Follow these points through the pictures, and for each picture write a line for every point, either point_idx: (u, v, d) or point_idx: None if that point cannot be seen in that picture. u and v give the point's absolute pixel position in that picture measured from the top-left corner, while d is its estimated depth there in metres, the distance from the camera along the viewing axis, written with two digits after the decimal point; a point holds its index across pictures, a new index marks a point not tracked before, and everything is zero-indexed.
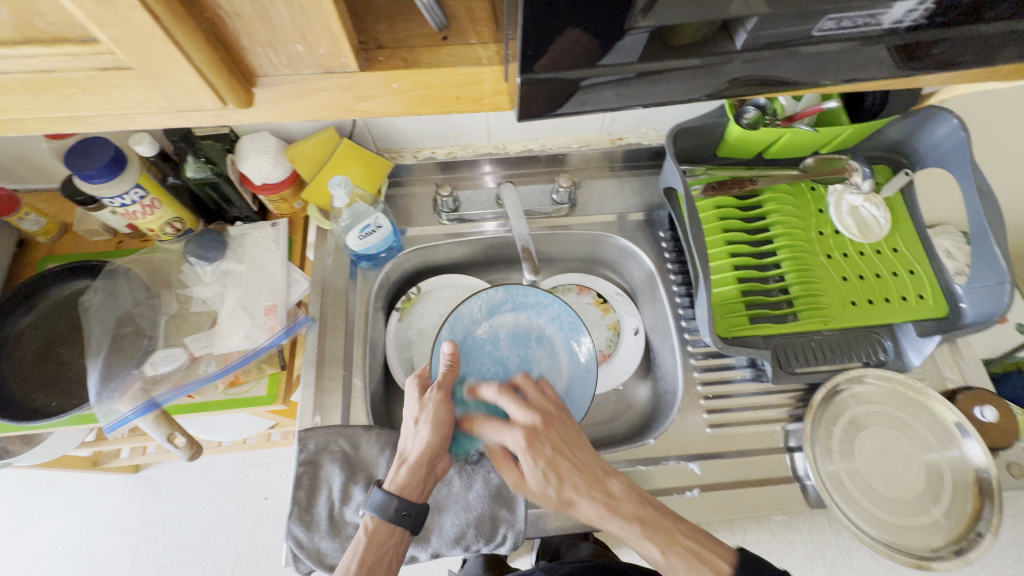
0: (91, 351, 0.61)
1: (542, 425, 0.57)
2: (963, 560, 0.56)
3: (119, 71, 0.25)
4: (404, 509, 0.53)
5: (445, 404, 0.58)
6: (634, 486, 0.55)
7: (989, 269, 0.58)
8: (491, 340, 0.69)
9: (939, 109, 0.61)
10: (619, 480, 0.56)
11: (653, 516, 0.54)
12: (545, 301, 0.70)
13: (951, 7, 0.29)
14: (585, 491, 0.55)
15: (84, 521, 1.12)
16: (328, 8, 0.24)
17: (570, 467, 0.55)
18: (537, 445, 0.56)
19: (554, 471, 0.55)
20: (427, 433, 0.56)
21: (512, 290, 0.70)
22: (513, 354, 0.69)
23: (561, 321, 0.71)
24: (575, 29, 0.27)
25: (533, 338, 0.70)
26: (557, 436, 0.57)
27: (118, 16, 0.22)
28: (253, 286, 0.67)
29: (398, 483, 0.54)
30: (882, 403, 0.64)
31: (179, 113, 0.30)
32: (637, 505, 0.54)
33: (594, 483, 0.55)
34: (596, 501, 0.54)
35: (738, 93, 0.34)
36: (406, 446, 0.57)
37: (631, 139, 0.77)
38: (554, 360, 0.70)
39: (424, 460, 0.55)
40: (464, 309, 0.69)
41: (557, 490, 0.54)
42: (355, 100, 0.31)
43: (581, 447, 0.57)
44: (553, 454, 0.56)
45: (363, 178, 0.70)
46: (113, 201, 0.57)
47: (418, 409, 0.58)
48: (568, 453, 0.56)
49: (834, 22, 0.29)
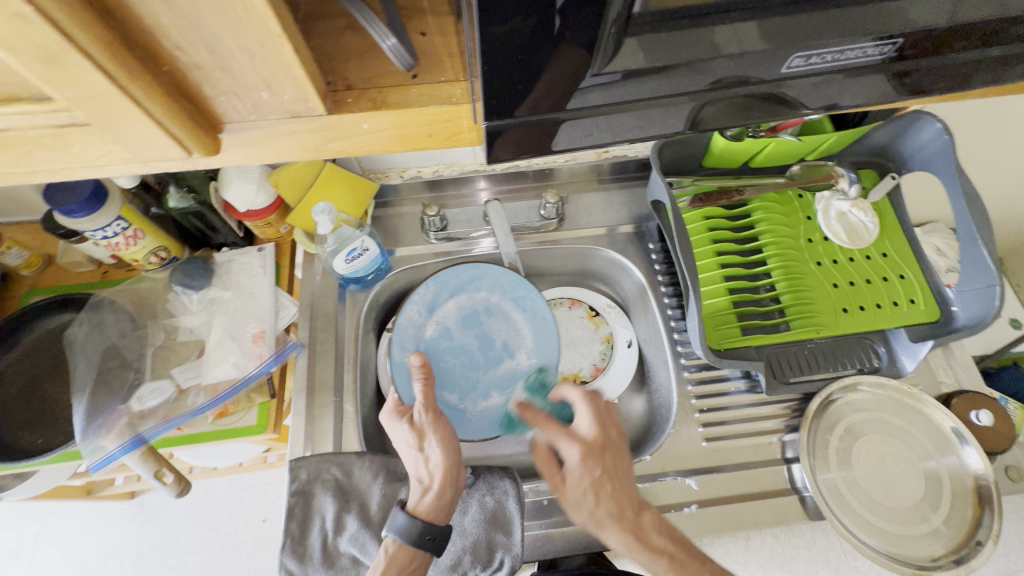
0: (76, 387, 0.60)
1: (605, 444, 0.55)
2: (963, 570, 0.55)
3: (77, 126, 0.25)
4: (428, 533, 0.52)
5: (441, 422, 0.57)
6: (664, 522, 0.54)
7: (979, 272, 0.57)
8: (444, 334, 0.68)
9: (922, 114, 0.61)
10: (652, 513, 0.54)
11: (679, 553, 0.52)
12: (477, 273, 0.70)
13: (922, 37, 0.29)
14: (618, 520, 0.53)
15: (79, 550, 1.11)
16: (290, 56, 0.24)
17: (616, 493, 0.53)
18: (592, 462, 0.53)
19: (598, 493, 0.53)
20: (439, 455, 0.54)
21: (440, 278, 0.69)
22: (470, 337, 0.69)
23: (501, 286, 0.70)
24: (541, 67, 0.27)
25: (483, 314, 0.70)
26: (612, 459, 0.55)
27: (71, 76, 0.22)
28: (240, 313, 0.67)
29: (426, 510, 0.53)
30: (878, 410, 0.64)
31: (144, 163, 0.29)
32: (666, 539, 0.53)
33: (629, 514, 0.53)
34: (628, 531, 0.52)
35: (719, 116, 0.34)
36: (421, 474, 0.55)
37: (617, 151, 0.78)
38: (511, 324, 0.70)
39: (447, 482, 0.54)
40: (403, 319, 0.67)
41: (592, 509, 0.53)
42: (325, 141, 0.31)
43: (629, 478, 0.55)
44: (602, 476, 0.54)
45: (347, 204, 0.70)
46: (95, 233, 0.56)
47: (415, 436, 0.56)
48: (617, 479, 0.54)
49: (803, 58, 0.29)
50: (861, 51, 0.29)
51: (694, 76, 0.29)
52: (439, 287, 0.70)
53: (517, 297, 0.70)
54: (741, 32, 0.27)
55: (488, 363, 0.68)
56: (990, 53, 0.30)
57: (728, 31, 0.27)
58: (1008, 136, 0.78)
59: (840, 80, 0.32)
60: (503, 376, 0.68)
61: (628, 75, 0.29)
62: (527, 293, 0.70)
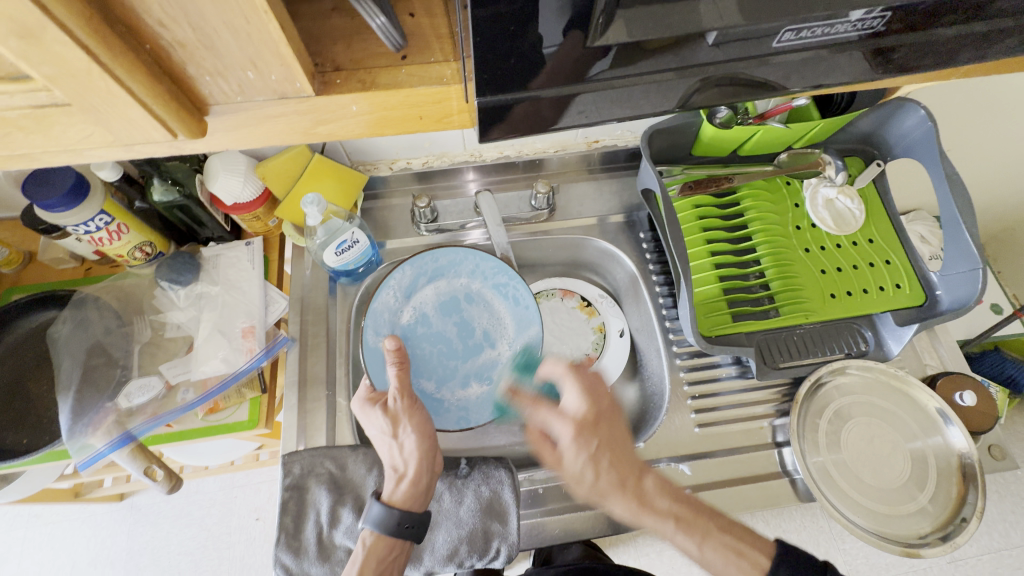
0: (61, 386, 0.58)
1: (596, 417, 0.55)
2: (949, 546, 0.56)
3: (57, 107, 0.25)
4: (406, 521, 0.52)
5: (416, 408, 0.57)
6: (667, 484, 0.54)
7: (962, 256, 0.58)
8: (422, 321, 0.68)
9: (906, 100, 0.62)
10: (653, 476, 0.55)
11: (686, 514, 0.53)
12: (458, 258, 0.69)
13: (906, 13, 0.29)
14: (620, 489, 0.53)
15: (69, 554, 1.09)
16: (276, 34, 0.23)
17: (614, 462, 0.54)
18: (585, 437, 0.54)
19: (596, 465, 0.54)
20: (414, 442, 0.54)
21: (418, 263, 0.68)
22: (448, 324, 0.69)
23: (483, 272, 0.70)
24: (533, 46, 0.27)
25: (462, 301, 0.70)
26: (606, 431, 0.55)
27: (50, 52, 0.21)
28: (229, 308, 0.66)
29: (402, 499, 0.53)
30: (865, 393, 0.65)
31: (128, 146, 0.29)
32: (671, 501, 0.53)
33: (630, 481, 0.54)
34: (629, 498, 0.53)
35: (712, 95, 0.33)
36: (395, 462, 0.55)
37: (606, 141, 0.78)
38: (491, 312, 0.70)
39: (423, 469, 0.54)
40: (378, 305, 0.66)
41: (593, 482, 0.54)
42: (314, 124, 0.30)
43: (627, 446, 0.55)
44: (599, 448, 0.54)
45: (336, 195, 0.69)
46: (78, 228, 0.55)
47: (389, 423, 0.55)
48: (615, 448, 0.55)
49: (791, 33, 0.29)
50: (849, 25, 0.29)
51: (683, 55, 0.30)
52: (417, 272, 0.69)
53: (499, 284, 0.70)
54: (724, 9, 0.27)
55: (467, 351, 0.68)
56: (974, 29, 0.30)
57: (712, 6, 0.27)
58: (988, 123, 0.79)
59: (825, 57, 0.32)
60: (482, 365, 0.68)
61: (619, 54, 0.29)
62: (509, 280, 0.69)
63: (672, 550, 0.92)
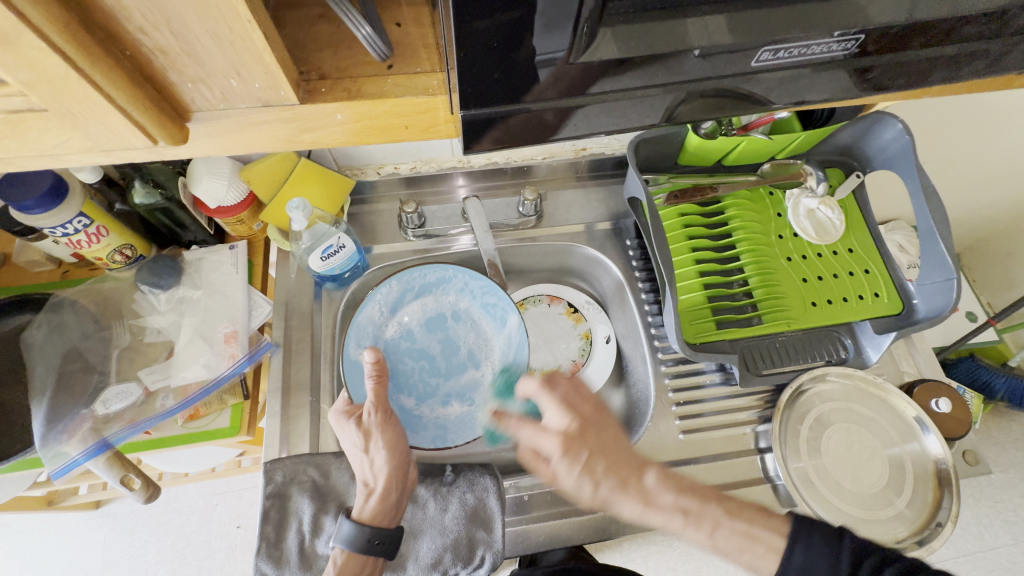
0: (34, 390, 0.57)
1: (583, 427, 0.54)
2: (924, 551, 0.58)
3: (34, 112, 0.24)
4: (376, 538, 0.52)
5: (390, 423, 0.56)
6: (669, 476, 0.54)
7: (937, 267, 0.60)
8: (406, 336, 0.68)
9: (884, 115, 0.64)
10: (655, 471, 0.54)
11: (693, 505, 0.52)
12: (446, 275, 0.69)
13: (884, 35, 0.30)
14: (622, 490, 0.52)
15: (41, 564, 1.06)
16: (260, 43, 0.23)
17: (609, 467, 0.53)
18: (574, 450, 0.53)
19: (593, 475, 0.52)
20: (384, 459, 0.54)
21: (405, 279, 0.68)
22: (432, 342, 0.69)
23: (471, 291, 0.70)
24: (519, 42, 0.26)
25: (449, 318, 0.70)
26: (595, 437, 0.54)
27: (24, 57, 0.21)
28: (211, 313, 0.65)
29: (371, 516, 0.53)
30: (845, 400, 0.66)
31: (106, 152, 0.28)
32: (675, 495, 0.53)
33: (629, 480, 0.53)
34: (634, 497, 0.52)
35: (695, 107, 0.34)
36: (366, 476, 0.54)
37: (594, 149, 0.78)
38: (478, 333, 0.70)
39: (392, 485, 0.54)
40: (362, 318, 0.66)
41: (593, 492, 0.52)
42: (299, 132, 0.30)
43: (620, 447, 0.54)
44: (590, 457, 0.53)
45: (322, 199, 0.69)
46: (55, 231, 0.54)
47: (362, 437, 0.54)
48: (607, 452, 0.53)
49: (770, 52, 0.30)
50: (828, 45, 0.30)
51: (665, 71, 0.30)
52: (404, 287, 0.69)
53: (486, 304, 0.70)
54: (711, 26, 0.28)
55: (449, 369, 0.68)
56: (947, 52, 0.31)
57: (698, 24, 0.27)
58: (963, 136, 0.81)
59: (803, 75, 0.33)
60: (463, 385, 0.68)
61: (603, 68, 0.29)
62: (498, 300, 0.69)
63: (657, 555, 0.92)
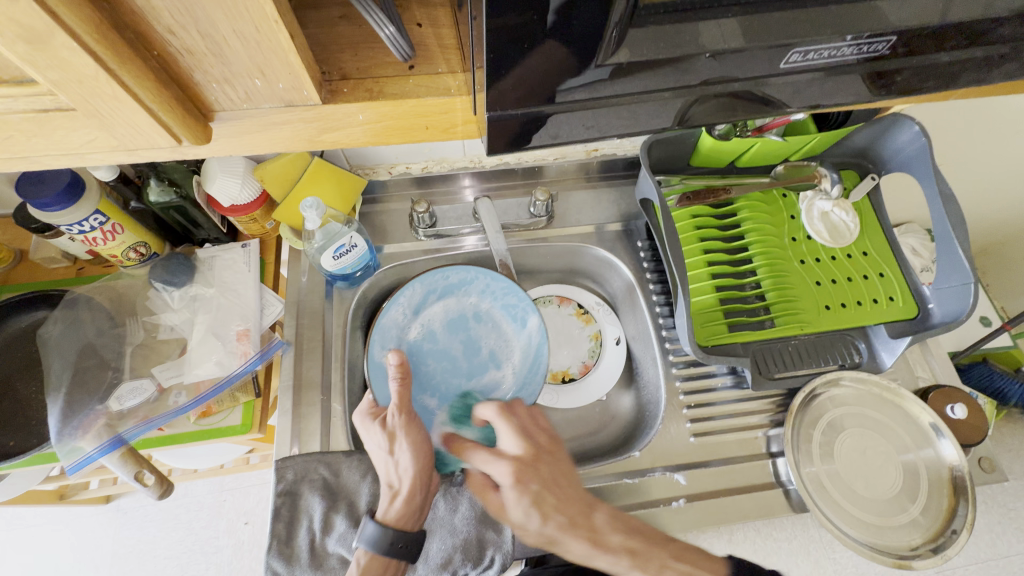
0: (50, 385, 0.57)
1: (535, 457, 0.54)
2: (940, 558, 0.57)
3: (61, 112, 0.25)
4: (400, 541, 0.51)
5: (414, 424, 0.55)
6: (617, 517, 0.54)
7: (954, 270, 0.59)
8: (428, 337, 0.68)
9: (901, 117, 0.63)
10: (603, 512, 0.54)
11: (641, 547, 0.52)
12: (469, 277, 0.69)
13: (912, 38, 0.30)
14: (572, 530, 0.52)
15: (51, 557, 1.07)
16: (286, 44, 0.23)
17: (558, 501, 0.52)
18: (525, 479, 0.53)
19: (540, 508, 0.52)
20: (410, 461, 0.53)
21: (429, 280, 0.68)
22: (454, 343, 0.69)
23: (493, 291, 0.70)
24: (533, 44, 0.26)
25: (471, 319, 0.70)
26: (547, 468, 0.54)
27: (57, 58, 0.21)
28: (224, 311, 0.65)
29: (396, 517, 0.53)
30: (859, 404, 0.65)
31: (131, 151, 0.28)
32: (624, 535, 0.53)
33: (580, 518, 0.52)
34: (582, 537, 0.51)
35: (714, 108, 0.34)
36: (391, 479, 0.54)
37: (606, 149, 0.78)
38: (499, 334, 0.70)
39: (416, 488, 0.53)
40: (386, 320, 0.66)
41: (539, 527, 0.51)
42: (319, 132, 0.30)
43: (569, 482, 0.54)
44: (540, 489, 0.53)
45: (335, 198, 0.69)
46: (71, 227, 0.54)
47: (386, 440, 0.54)
48: (556, 486, 0.53)
49: (800, 54, 0.30)
50: (854, 49, 0.30)
51: (687, 75, 0.30)
52: (427, 289, 0.68)
53: (508, 305, 0.70)
54: (729, 30, 0.28)
55: (470, 370, 0.68)
56: (976, 55, 0.31)
57: (711, 27, 0.28)
58: (981, 139, 0.80)
59: (827, 78, 0.32)
60: (485, 385, 0.67)
61: (625, 70, 0.29)
62: (518, 301, 0.69)
63: None
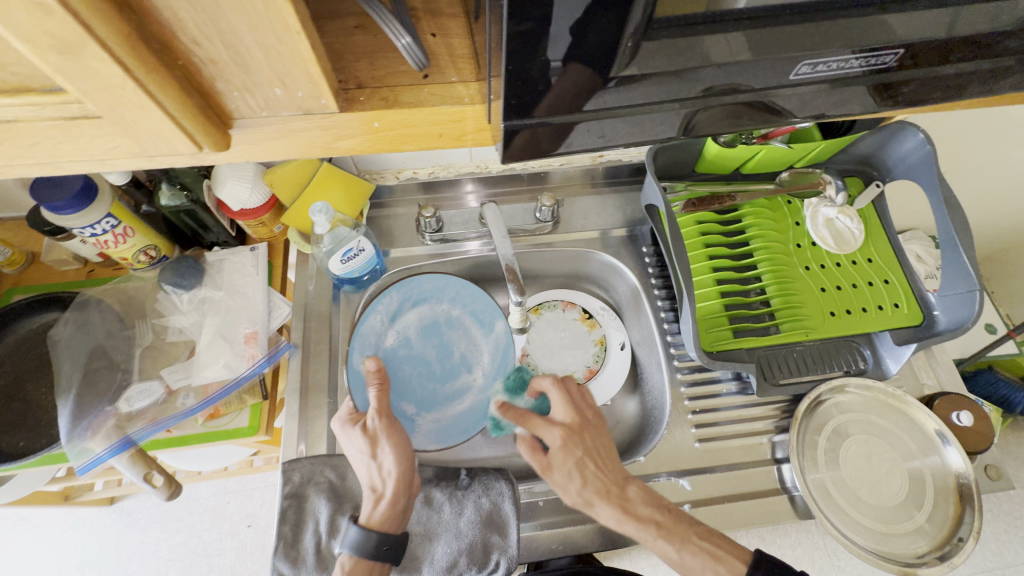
0: (61, 389, 0.58)
1: (582, 426, 0.58)
2: (947, 566, 0.57)
3: (86, 119, 0.25)
4: (385, 544, 0.52)
5: (394, 428, 0.57)
6: (651, 491, 0.55)
7: (960, 278, 0.59)
8: (404, 344, 0.68)
9: (905, 125, 0.63)
10: (636, 487, 0.56)
11: (666, 521, 0.53)
12: (440, 285, 0.70)
13: (919, 50, 0.30)
14: (606, 496, 0.54)
15: (55, 558, 1.07)
16: (307, 54, 0.24)
17: (600, 469, 0.55)
18: (571, 444, 0.56)
19: (582, 473, 0.54)
20: (393, 462, 0.54)
21: (403, 288, 0.69)
22: (428, 348, 0.69)
23: (463, 299, 0.71)
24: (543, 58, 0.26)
25: (443, 325, 0.70)
26: (591, 438, 0.57)
27: (86, 67, 0.21)
28: (232, 313, 0.66)
29: (380, 520, 0.53)
30: (864, 411, 0.65)
31: (151, 158, 0.29)
32: (653, 509, 0.54)
33: (614, 488, 0.54)
34: (613, 504, 0.53)
35: (720, 118, 0.34)
36: (374, 482, 0.54)
37: (611, 156, 0.79)
38: (470, 339, 0.71)
39: (400, 490, 0.54)
40: (365, 328, 0.66)
41: (579, 489, 0.54)
42: (335, 139, 0.31)
43: (610, 454, 0.57)
44: (583, 456, 0.56)
45: (343, 203, 0.70)
46: (83, 230, 0.55)
47: (368, 444, 0.55)
48: (600, 455, 0.56)
49: (809, 66, 0.30)
50: (861, 61, 0.30)
51: (696, 85, 0.30)
52: (403, 297, 0.70)
53: (476, 311, 0.71)
54: (739, 45, 0.28)
55: (444, 374, 0.69)
56: (982, 66, 0.31)
57: (721, 42, 0.28)
58: (985, 147, 0.81)
59: (833, 89, 0.33)
60: (459, 389, 0.68)
61: (636, 80, 0.29)
62: (487, 306, 0.70)
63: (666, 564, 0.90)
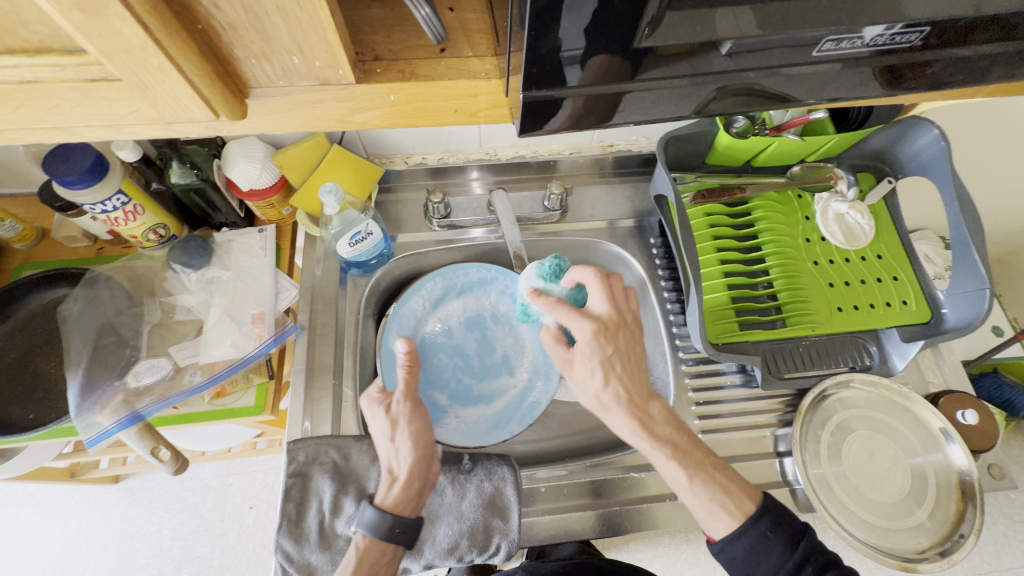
0: (70, 363, 0.58)
1: (617, 324, 0.54)
2: (946, 562, 0.57)
3: (107, 82, 0.25)
4: (398, 526, 0.52)
5: (418, 413, 0.57)
6: (673, 415, 0.54)
7: (971, 276, 0.58)
8: (444, 332, 0.71)
9: (920, 119, 0.63)
10: (660, 404, 0.54)
11: (683, 444, 0.52)
12: (489, 276, 0.72)
13: (944, 30, 0.29)
14: (626, 403, 0.52)
15: (61, 533, 1.09)
16: (326, 21, 0.24)
17: (626, 374, 0.53)
18: (603, 339, 0.52)
19: (606, 372, 0.52)
20: (409, 449, 0.54)
21: (450, 276, 0.72)
22: (469, 340, 0.71)
23: (511, 294, 0.73)
24: (562, 29, 0.26)
25: (487, 320, 0.72)
26: (624, 341, 0.54)
27: (109, 27, 0.22)
28: (239, 294, 0.66)
29: (393, 504, 0.53)
30: (869, 407, 0.65)
31: (167, 124, 0.29)
32: (672, 431, 0.53)
33: (637, 399, 0.53)
34: (632, 415, 0.52)
35: (729, 103, 0.34)
36: (391, 464, 0.55)
37: (621, 146, 0.78)
38: (515, 338, 0.72)
39: (416, 474, 0.54)
40: (406, 310, 0.69)
41: (597, 391, 0.53)
42: (350, 112, 0.31)
43: (639, 364, 0.54)
44: (613, 356, 0.52)
45: (352, 185, 0.70)
46: (95, 207, 0.55)
47: (389, 425, 0.55)
48: (628, 361, 0.53)
49: (833, 43, 0.30)
50: (885, 39, 0.30)
51: (713, 63, 0.30)
52: (448, 285, 0.72)
53: None
54: (758, 22, 0.28)
55: (481, 370, 0.70)
56: (1005, 48, 0.31)
57: (729, 16, 0.27)
58: (999, 143, 0.80)
59: (853, 70, 0.32)
60: (497, 388, 0.69)
61: (653, 57, 0.29)
62: None
63: (664, 556, 0.91)
